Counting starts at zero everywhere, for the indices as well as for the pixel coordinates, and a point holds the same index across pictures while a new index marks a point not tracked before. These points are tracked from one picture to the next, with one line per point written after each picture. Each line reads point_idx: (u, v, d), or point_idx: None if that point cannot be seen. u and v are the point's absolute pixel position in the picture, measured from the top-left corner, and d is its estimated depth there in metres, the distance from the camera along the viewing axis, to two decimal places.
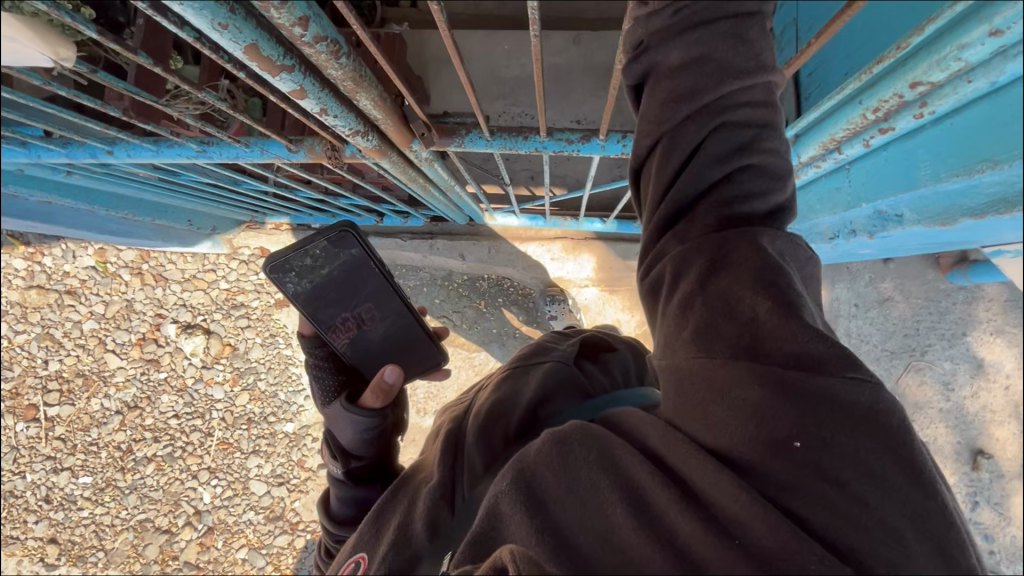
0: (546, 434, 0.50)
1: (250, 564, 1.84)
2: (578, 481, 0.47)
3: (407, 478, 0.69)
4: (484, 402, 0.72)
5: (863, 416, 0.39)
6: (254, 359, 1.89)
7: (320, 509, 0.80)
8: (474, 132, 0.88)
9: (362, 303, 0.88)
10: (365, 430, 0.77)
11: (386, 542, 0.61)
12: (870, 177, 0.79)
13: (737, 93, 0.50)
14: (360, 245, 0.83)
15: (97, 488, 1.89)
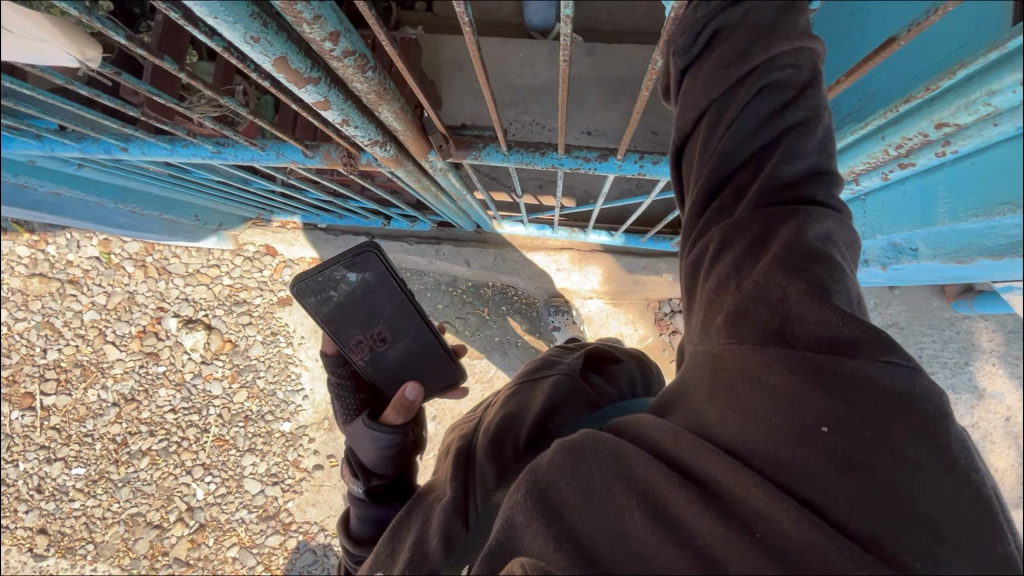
0: (557, 444, 0.49)
1: (240, 564, 1.83)
2: (597, 477, 0.47)
3: (422, 495, 0.69)
4: (493, 417, 0.72)
5: (895, 401, 0.39)
6: (254, 357, 1.88)
7: (342, 528, 0.82)
8: (492, 145, 0.87)
9: (384, 325, 0.91)
10: (386, 447, 0.80)
11: (402, 560, 0.60)
12: (885, 211, 0.80)
13: (785, 55, 0.50)
14: (378, 266, 0.88)
15: (90, 480, 1.88)
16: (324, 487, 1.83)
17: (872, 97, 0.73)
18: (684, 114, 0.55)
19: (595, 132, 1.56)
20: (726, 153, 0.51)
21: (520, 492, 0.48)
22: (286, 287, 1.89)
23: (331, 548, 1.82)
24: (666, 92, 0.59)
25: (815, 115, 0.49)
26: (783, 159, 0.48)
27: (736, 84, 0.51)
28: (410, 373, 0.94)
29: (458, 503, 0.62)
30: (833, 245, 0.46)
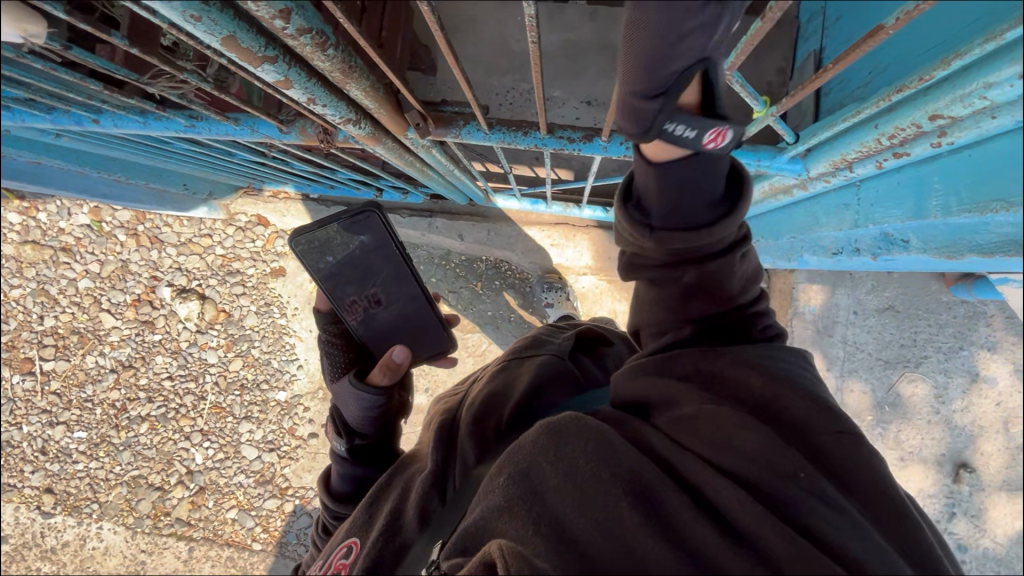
0: (539, 425, 0.49)
1: (239, 526, 1.89)
2: (579, 464, 0.46)
3: (403, 464, 0.68)
4: (476, 395, 0.71)
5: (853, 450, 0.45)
6: (248, 327, 1.90)
7: (322, 485, 0.83)
8: (472, 123, 0.84)
9: (377, 288, 0.90)
10: (370, 407, 0.80)
11: (376, 529, 0.59)
12: (878, 199, 0.76)
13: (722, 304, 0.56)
14: (374, 225, 0.87)
15: (92, 443, 1.93)
16: (320, 454, 1.87)
17: (881, 71, 0.75)
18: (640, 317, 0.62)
19: (595, 103, 1.49)
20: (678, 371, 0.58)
21: (504, 478, 0.48)
22: (278, 257, 1.88)
23: None
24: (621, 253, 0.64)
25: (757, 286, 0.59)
26: None
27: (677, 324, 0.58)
28: (403, 337, 0.92)
29: (438, 479, 0.60)
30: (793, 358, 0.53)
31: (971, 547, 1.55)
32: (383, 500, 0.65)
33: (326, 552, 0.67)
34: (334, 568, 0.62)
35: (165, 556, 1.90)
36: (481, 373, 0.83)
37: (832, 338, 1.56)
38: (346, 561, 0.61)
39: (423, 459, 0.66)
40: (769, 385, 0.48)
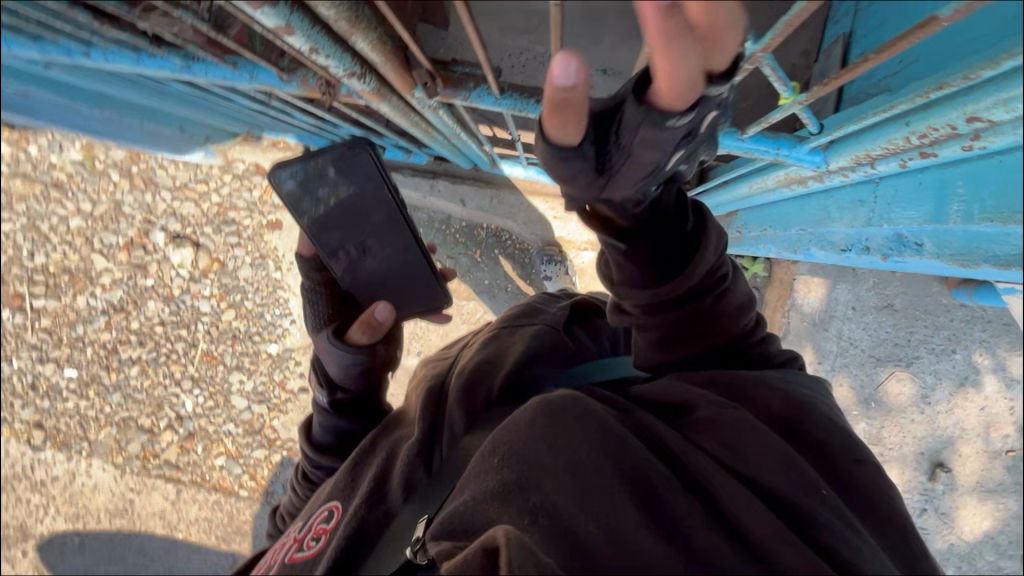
0: (542, 413, 0.49)
1: (227, 472, 1.93)
2: (577, 449, 0.46)
3: (390, 425, 0.70)
4: (467, 361, 0.71)
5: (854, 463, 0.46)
6: (242, 278, 1.87)
7: (305, 431, 0.86)
8: (483, 87, 0.81)
9: (369, 244, 0.87)
10: (351, 364, 0.80)
11: (362, 492, 0.61)
12: (895, 199, 0.74)
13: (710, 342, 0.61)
14: (371, 180, 0.82)
15: (82, 383, 1.94)
16: (309, 409, 1.89)
17: (908, 65, 0.71)
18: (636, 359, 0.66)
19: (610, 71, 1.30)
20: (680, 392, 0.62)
21: (501, 456, 0.49)
22: (276, 209, 1.84)
23: None
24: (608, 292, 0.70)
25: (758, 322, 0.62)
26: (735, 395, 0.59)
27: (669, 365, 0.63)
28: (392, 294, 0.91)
29: (424, 446, 0.61)
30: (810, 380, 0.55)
31: (937, 541, 1.61)
32: (367, 463, 0.66)
33: (308, 511, 0.70)
34: (316, 531, 0.65)
35: (153, 496, 1.94)
36: (474, 336, 0.83)
37: (827, 332, 1.56)
38: (329, 524, 0.63)
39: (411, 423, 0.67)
40: (787, 407, 0.50)
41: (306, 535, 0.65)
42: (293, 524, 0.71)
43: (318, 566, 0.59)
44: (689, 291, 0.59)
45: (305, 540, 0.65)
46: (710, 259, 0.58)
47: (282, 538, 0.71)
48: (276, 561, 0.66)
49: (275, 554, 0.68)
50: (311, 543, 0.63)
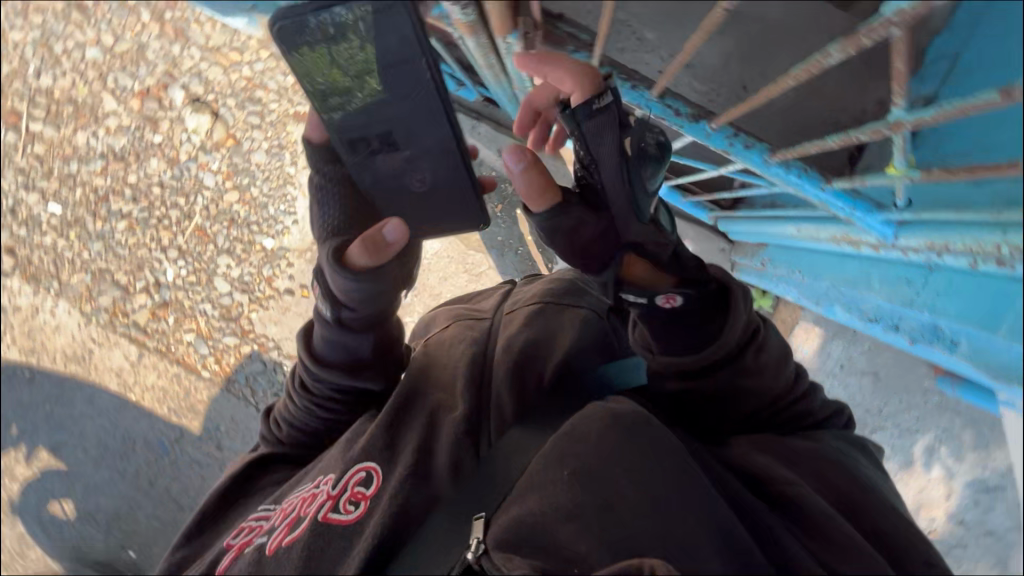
0: (622, 445, 0.58)
1: (193, 350, 1.91)
2: (637, 478, 0.56)
3: (420, 389, 0.77)
4: (515, 338, 0.81)
5: (857, 504, 0.58)
6: (254, 162, 1.80)
7: (302, 339, 0.83)
8: (582, 55, 0.75)
9: (404, 149, 0.75)
10: (355, 287, 0.74)
11: (403, 463, 0.68)
12: (948, 293, 0.73)
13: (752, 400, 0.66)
14: (421, 76, 0.67)
15: (64, 222, 1.86)
16: (290, 312, 1.87)
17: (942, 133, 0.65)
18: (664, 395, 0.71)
19: None
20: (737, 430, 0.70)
21: (567, 469, 0.58)
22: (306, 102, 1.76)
23: (281, 367, 1.90)
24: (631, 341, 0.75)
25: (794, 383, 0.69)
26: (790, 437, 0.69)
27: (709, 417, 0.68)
28: (415, 207, 0.81)
29: (475, 428, 0.69)
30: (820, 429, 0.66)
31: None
32: (412, 425, 0.73)
33: (337, 461, 0.72)
34: (356, 495, 0.67)
35: (114, 353, 1.92)
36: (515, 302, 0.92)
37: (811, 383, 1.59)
38: (368, 483, 0.67)
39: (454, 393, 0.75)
40: (843, 481, 0.59)
41: (343, 495, 0.67)
42: (320, 475, 0.72)
43: (366, 531, 0.63)
44: (721, 350, 0.65)
45: (343, 502, 0.66)
46: (741, 326, 0.65)
47: (308, 486, 0.72)
48: (306, 516, 0.66)
49: (299, 506, 0.68)
50: (351, 508, 0.66)
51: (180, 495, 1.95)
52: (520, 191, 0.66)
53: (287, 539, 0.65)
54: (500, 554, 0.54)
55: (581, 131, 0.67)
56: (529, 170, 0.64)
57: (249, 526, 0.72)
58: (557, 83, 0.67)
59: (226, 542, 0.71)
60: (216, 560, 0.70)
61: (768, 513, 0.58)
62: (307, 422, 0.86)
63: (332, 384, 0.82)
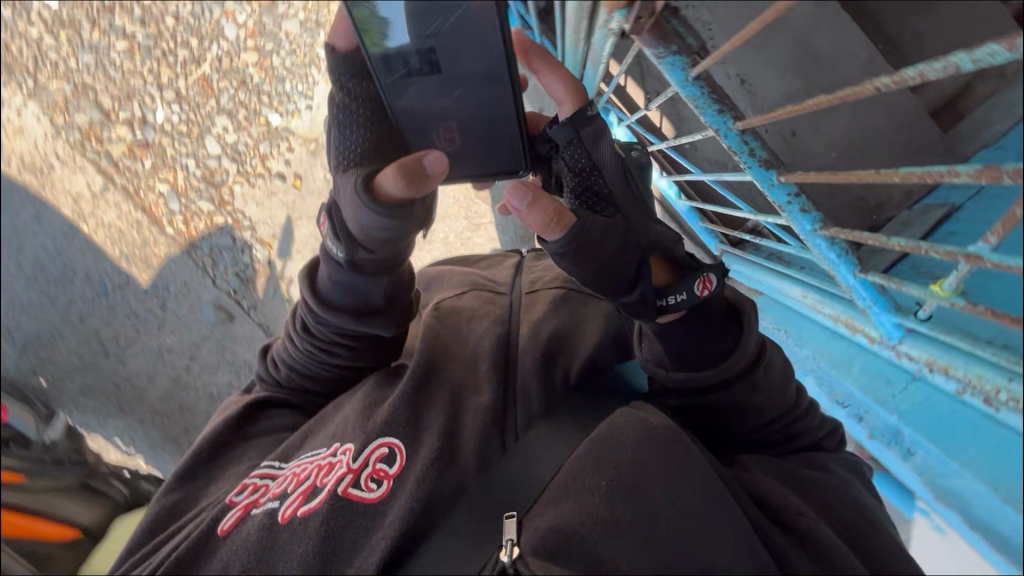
0: (653, 450, 0.64)
1: (163, 203, 1.81)
2: (674, 495, 0.61)
3: (437, 369, 0.85)
4: (540, 330, 0.90)
5: (865, 538, 0.65)
6: (283, 31, 1.72)
7: (308, 283, 0.87)
8: (682, 59, 0.71)
9: (446, 74, 0.79)
10: (381, 227, 0.74)
11: (432, 441, 0.75)
12: (919, 406, 0.78)
13: (757, 415, 0.75)
14: (484, 4, 0.72)
15: (57, 19, 1.68)
16: (276, 196, 1.84)
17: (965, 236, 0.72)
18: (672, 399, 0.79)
19: None
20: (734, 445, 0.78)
21: (605, 477, 0.62)
22: None
23: (251, 249, 1.86)
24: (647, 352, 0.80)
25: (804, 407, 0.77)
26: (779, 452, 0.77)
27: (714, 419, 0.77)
28: (446, 132, 0.85)
29: (499, 419, 0.77)
30: (829, 463, 0.74)
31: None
32: (434, 407, 0.80)
33: (357, 432, 0.79)
34: (377, 472, 0.73)
35: (75, 177, 1.79)
36: (534, 283, 1.04)
37: None
38: (394, 456, 0.75)
39: (477, 379, 0.84)
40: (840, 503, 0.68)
41: (364, 471, 0.73)
42: (336, 445, 0.79)
43: (394, 506, 0.69)
44: (735, 365, 0.72)
45: (363, 478, 0.73)
46: (753, 340, 0.73)
47: (323, 454, 0.78)
48: (325, 485, 0.72)
49: (316, 474, 0.75)
50: (372, 485, 0.72)
51: (109, 341, 1.93)
52: (538, 221, 0.68)
53: (305, 508, 0.70)
54: (537, 560, 0.58)
55: (581, 139, 0.77)
56: (536, 206, 0.67)
57: (252, 487, 0.77)
58: (557, 90, 0.77)
59: (229, 499, 0.76)
60: (217, 516, 0.74)
61: (777, 533, 0.64)
62: (307, 365, 0.93)
63: (336, 328, 0.87)
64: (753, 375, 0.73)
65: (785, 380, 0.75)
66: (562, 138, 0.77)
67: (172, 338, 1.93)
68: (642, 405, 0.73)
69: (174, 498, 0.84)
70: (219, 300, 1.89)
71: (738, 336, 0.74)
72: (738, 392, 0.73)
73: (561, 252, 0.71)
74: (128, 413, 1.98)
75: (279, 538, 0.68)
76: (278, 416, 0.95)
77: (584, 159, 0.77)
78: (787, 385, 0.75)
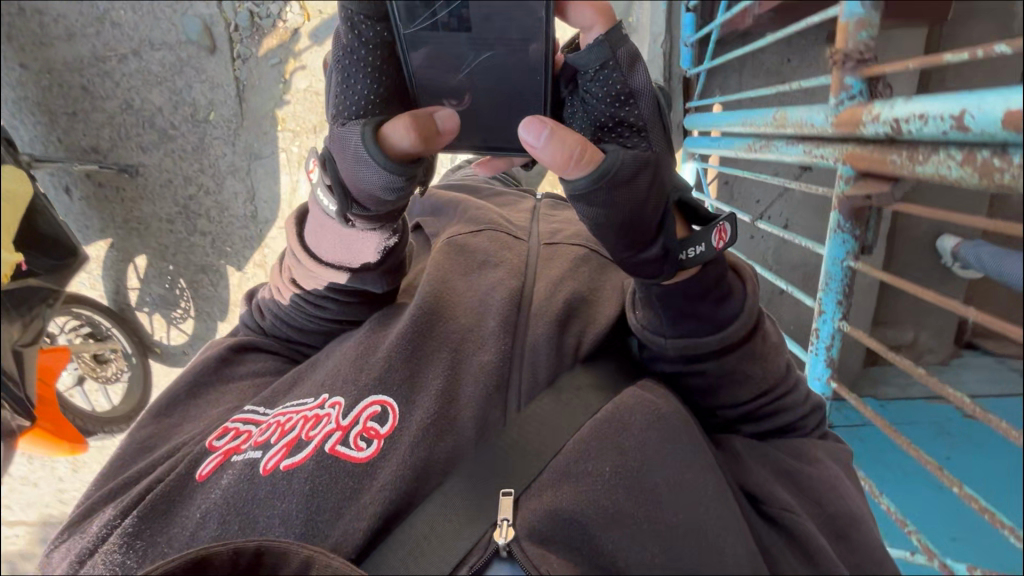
0: (653, 428, 0.66)
1: None
2: (674, 467, 0.63)
3: (438, 317, 0.83)
4: (557, 293, 0.85)
5: (845, 537, 0.65)
6: None
7: (296, 233, 0.88)
8: (846, 242, 0.77)
9: (477, 34, 0.68)
10: (393, 189, 0.67)
11: (426, 397, 0.71)
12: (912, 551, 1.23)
13: (742, 389, 0.73)
14: None
15: None
16: None
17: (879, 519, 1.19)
18: (670, 367, 0.75)
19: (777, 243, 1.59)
20: (722, 420, 0.76)
21: (609, 464, 0.64)
22: None
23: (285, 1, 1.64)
24: (643, 323, 0.75)
25: (791, 380, 0.75)
26: (761, 433, 0.75)
27: (704, 391, 0.75)
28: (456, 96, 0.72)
29: (502, 383, 0.73)
30: (814, 451, 0.73)
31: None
32: (435, 366, 0.76)
33: (348, 388, 0.76)
34: (366, 431, 0.69)
35: None
36: (554, 236, 1.04)
37: None
38: (388, 412, 0.71)
39: (478, 338, 0.79)
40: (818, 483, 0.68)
41: (353, 430, 0.70)
42: (323, 397, 0.76)
43: (386, 467, 0.65)
44: (732, 332, 0.70)
45: (352, 437, 0.69)
46: (753, 310, 0.71)
47: (309, 407, 0.76)
48: (311, 440, 0.69)
49: (302, 427, 0.72)
50: (362, 444, 0.68)
51: None
52: (557, 157, 0.59)
53: (288, 462, 0.67)
54: (535, 548, 0.59)
55: (617, 62, 0.64)
56: (556, 138, 0.58)
57: (235, 432, 0.75)
58: (582, 15, 0.61)
59: (208, 443, 0.74)
60: (198, 462, 0.71)
61: (757, 519, 0.65)
62: (295, 317, 0.93)
63: (325, 281, 0.87)
64: (738, 334, 0.70)
65: (768, 347, 0.74)
66: (591, 64, 0.64)
67: (127, 14, 1.62)
68: (647, 385, 0.73)
69: (150, 437, 0.80)
70: (210, 21, 1.64)
71: (737, 306, 0.71)
72: (724, 362, 0.71)
73: (581, 195, 0.61)
74: (9, 34, 1.65)
75: (260, 490, 0.65)
76: (260, 360, 0.93)
77: (619, 86, 0.64)
78: (769, 350, 0.74)
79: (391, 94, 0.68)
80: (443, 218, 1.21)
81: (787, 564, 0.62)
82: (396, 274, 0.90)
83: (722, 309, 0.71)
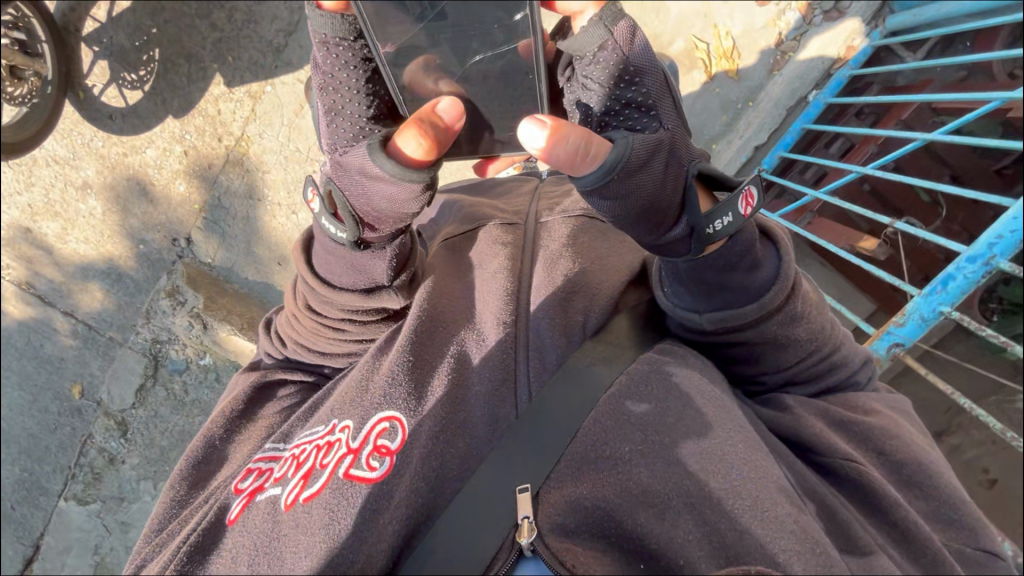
0: (661, 404, 0.71)
1: None
2: (697, 435, 0.68)
3: (433, 321, 0.84)
4: (556, 269, 0.87)
5: (914, 479, 0.71)
6: None
7: (303, 260, 0.91)
8: None
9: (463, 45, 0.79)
10: (402, 195, 0.71)
11: (433, 406, 0.73)
12: None
13: (778, 352, 0.79)
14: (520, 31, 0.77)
15: None
16: None
17: None
18: (706, 337, 0.81)
19: None
20: (756, 389, 0.84)
21: (629, 444, 0.67)
22: None
23: None
24: (674, 298, 0.80)
25: (831, 342, 0.82)
26: (801, 389, 0.83)
27: (729, 361, 0.83)
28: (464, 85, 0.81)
29: (509, 377, 0.75)
30: (872, 403, 0.81)
31: (181, 412, 1.95)
32: (438, 371, 0.78)
33: (355, 410, 0.75)
34: (378, 448, 0.70)
35: None
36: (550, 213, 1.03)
37: None
38: (395, 430, 0.71)
39: (481, 327, 0.83)
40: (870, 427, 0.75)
41: (364, 451, 0.70)
42: (334, 423, 0.76)
43: (400, 485, 0.66)
44: (768, 300, 0.76)
45: (365, 457, 0.69)
46: (790, 271, 0.77)
47: (320, 434, 0.76)
48: (326, 469, 0.70)
49: (315, 457, 0.72)
50: (374, 464, 0.68)
51: None
52: (565, 154, 0.66)
53: (307, 493, 0.68)
54: (558, 542, 0.62)
55: (617, 42, 0.76)
56: (558, 134, 0.64)
57: (258, 474, 0.76)
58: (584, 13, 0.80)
59: (235, 488, 0.75)
60: (226, 508, 0.73)
61: (817, 485, 0.70)
62: (306, 339, 0.95)
63: (343, 307, 0.89)
64: (773, 304, 0.76)
65: (802, 305, 0.78)
66: (591, 48, 0.77)
67: None
68: (664, 349, 0.80)
69: (185, 490, 0.82)
70: None
71: (773, 269, 0.77)
72: (759, 333, 0.77)
73: (595, 189, 0.70)
74: None
75: (284, 527, 0.66)
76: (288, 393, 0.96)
77: (624, 68, 0.77)
78: (804, 308, 0.79)
79: (382, 103, 0.81)
80: (437, 223, 1.17)
81: (866, 529, 0.66)
82: (411, 287, 0.92)
83: (761, 270, 0.77)
